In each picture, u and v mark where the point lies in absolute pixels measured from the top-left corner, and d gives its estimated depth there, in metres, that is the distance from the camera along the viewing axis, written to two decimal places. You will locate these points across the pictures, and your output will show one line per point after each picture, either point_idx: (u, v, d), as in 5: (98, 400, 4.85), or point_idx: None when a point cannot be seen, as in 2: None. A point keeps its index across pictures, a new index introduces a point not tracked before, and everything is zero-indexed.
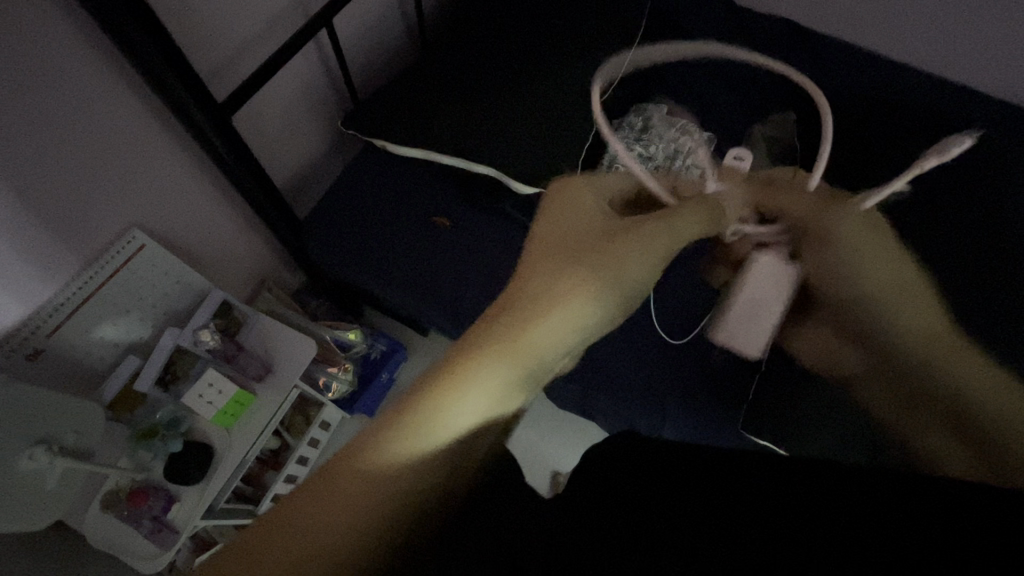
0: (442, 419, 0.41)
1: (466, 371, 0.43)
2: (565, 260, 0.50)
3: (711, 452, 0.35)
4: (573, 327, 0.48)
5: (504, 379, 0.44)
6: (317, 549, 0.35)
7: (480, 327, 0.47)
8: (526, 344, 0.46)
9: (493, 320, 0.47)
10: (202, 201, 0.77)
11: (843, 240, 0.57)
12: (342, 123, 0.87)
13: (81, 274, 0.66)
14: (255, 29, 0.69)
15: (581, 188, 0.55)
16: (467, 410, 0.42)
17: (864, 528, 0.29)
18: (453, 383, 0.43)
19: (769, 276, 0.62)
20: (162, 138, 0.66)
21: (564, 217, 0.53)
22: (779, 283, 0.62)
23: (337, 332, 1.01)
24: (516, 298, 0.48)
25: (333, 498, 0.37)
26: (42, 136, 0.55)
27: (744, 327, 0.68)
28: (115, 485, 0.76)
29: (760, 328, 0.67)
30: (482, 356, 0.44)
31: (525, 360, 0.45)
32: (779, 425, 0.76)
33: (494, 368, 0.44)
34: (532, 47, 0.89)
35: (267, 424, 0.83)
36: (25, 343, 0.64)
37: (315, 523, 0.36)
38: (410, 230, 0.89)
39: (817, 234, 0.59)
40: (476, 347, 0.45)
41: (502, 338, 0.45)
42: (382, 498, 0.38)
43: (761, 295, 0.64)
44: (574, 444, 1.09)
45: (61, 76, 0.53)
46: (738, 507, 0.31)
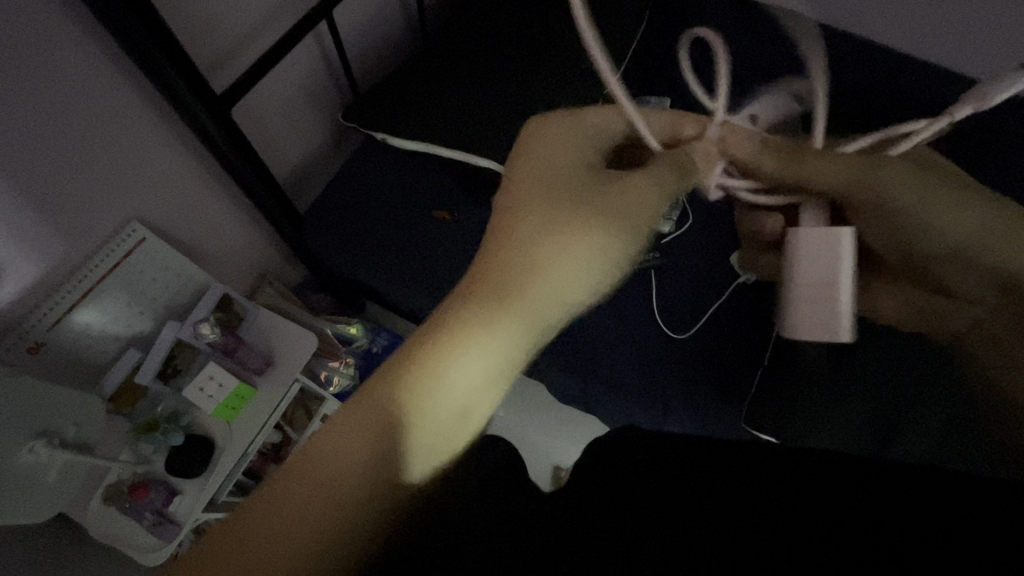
0: (441, 378, 0.44)
1: (461, 329, 0.46)
2: (551, 209, 0.50)
3: (699, 457, 0.35)
4: (576, 285, 0.50)
5: (502, 337, 0.46)
6: (302, 519, 0.38)
7: (473, 281, 0.48)
8: (523, 303, 0.47)
9: (486, 278, 0.48)
10: (202, 195, 0.76)
11: (895, 200, 0.52)
12: (343, 116, 0.86)
13: (80, 269, 0.66)
14: (255, 21, 0.68)
15: (559, 133, 0.52)
16: (468, 368, 0.45)
17: (881, 518, 0.29)
18: (453, 341, 0.45)
19: (822, 244, 0.51)
20: (162, 132, 0.66)
21: (542, 166, 0.52)
22: (829, 252, 0.51)
23: (339, 326, 1.03)
24: (495, 257, 0.49)
25: (340, 444, 0.41)
26: (39, 130, 0.54)
27: (817, 313, 0.51)
28: (117, 478, 0.76)
29: (836, 313, 0.51)
30: (478, 313, 0.46)
31: (521, 314, 0.47)
32: (784, 418, 0.73)
33: (491, 326, 0.46)
34: (534, 40, 0.89)
35: (267, 417, 0.82)
36: (26, 337, 0.64)
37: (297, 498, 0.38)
38: (410, 223, 0.88)
39: (867, 207, 0.53)
40: (472, 300, 0.47)
41: (490, 294, 0.47)
42: (373, 452, 0.41)
43: (817, 269, 0.51)
44: (577, 439, 1.09)
45: (60, 68, 0.53)
46: (726, 512, 0.31)
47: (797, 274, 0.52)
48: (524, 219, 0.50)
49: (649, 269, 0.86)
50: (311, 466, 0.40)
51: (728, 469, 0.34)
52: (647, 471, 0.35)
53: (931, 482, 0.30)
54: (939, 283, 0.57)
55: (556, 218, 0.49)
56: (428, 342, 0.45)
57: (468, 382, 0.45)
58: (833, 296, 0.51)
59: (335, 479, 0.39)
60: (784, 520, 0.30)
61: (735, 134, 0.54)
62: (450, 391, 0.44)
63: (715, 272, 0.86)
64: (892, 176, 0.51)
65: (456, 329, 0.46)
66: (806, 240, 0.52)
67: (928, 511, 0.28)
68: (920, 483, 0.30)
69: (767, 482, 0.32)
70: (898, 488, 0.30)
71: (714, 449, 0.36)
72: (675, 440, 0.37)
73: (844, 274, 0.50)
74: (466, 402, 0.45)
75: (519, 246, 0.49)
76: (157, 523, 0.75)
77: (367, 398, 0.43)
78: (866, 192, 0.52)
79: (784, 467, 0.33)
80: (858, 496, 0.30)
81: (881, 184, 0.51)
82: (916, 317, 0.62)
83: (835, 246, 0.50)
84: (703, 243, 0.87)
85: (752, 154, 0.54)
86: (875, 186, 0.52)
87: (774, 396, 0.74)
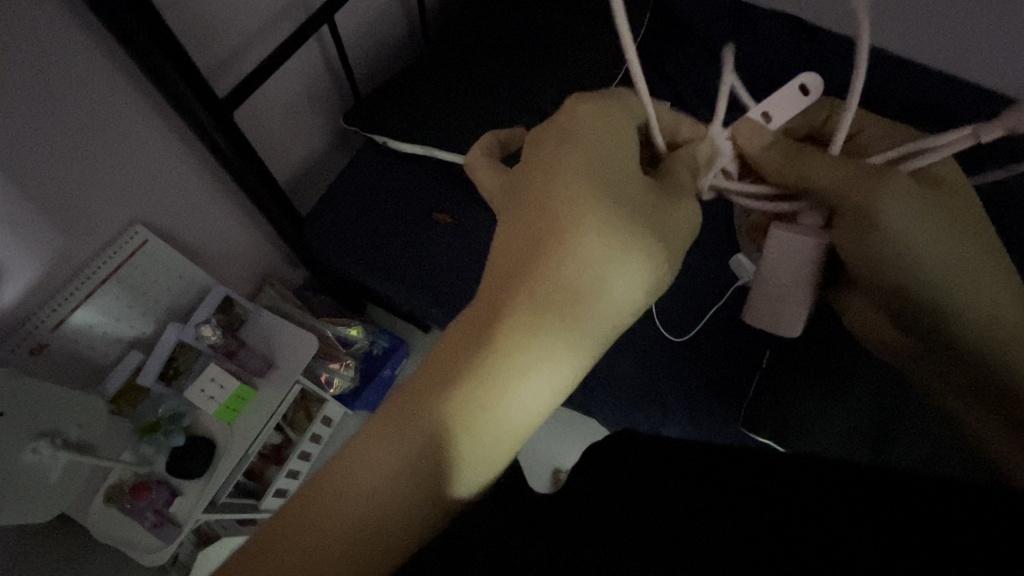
0: (478, 406, 0.39)
1: (509, 345, 0.40)
2: (584, 200, 0.42)
3: (700, 461, 0.36)
4: (616, 307, 0.42)
5: (556, 361, 0.41)
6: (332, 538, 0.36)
7: (503, 291, 0.42)
8: (576, 323, 0.41)
9: (530, 284, 0.41)
10: (203, 198, 0.77)
11: (886, 222, 0.47)
12: (344, 121, 0.87)
13: (82, 271, 0.67)
14: (256, 25, 0.69)
15: (597, 113, 0.44)
16: (516, 392, 0.40)
17: (877, 524, 0.29)
18: (506, 352, 0.40)
19: (793, 250, 0.52)
20: (164, 135, 0.66)
21: (576, 149, 0.43)
22: (807, 251, 0.52)
23: (338, 327, 1.03)
24: (536, 258, 0.42)
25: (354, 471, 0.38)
26: (43, 133, 0.55)
27: (773, 308, 0.57)
28: (119, 479, 0.77)
29: (793, 310, 0.56)
30: (526, 326, 0.40)
31: (568, 330, 0.41)
32: (783, 425, 0.73)
33: (541, 337, 0.41)
34: (534, 44, 0.89)
35: (268, 419, 0.82)
36: (29, 338, 0.65)
37: (327, 513, 0.37)
38: (410, 225, 0.89)
39: (851, 216, 0.48)
40: (516, 312, 0.41)
41: (531, 302, 0.41)
42: (397, 482, 0.37)
43: (782, 272, 0.54)
44: (576, 442, 1.09)
45: (64, 72, 0.54)
46: (722, 515, 0.32)
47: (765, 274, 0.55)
48: (563, 214, 0.42)
49: None
50: (335, 487, 0.37)
51: (726, 472, 0.34)
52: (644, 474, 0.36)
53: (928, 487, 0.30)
54: (903, 317, 0.53)
55: (593, 216, 0.41)
56: (471, 360, 0.40)
57: (514, 412, 0.40)
58: (792, 297, 0.56)
59: (348, 512, 0.37)
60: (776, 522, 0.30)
61: (747, 129, 0.52)
62: (493, 417, 0.40)
63: (714, 275, 0.86)
64: (892, 191, 0.46)
65: (502, 342, 0.40)
66: (778, 245, 0.53)
67: (924, 517, 0.29)
68: (917, 488, 0.30)
69: (762, 487, 0.32)
70: (893, 492, 0.30)
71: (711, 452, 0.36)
72: (669, 442, 0.38)
73: (807, 278, 0.53)
74: (506, 437, 0.40)
75: (559, 251, 0.41)
76: (159, 524, 0.76)
77: (398, 421, 0.39)
78: (855, 205, 0.47)
79: (777, 470, 0.33)
80: (853, 502, 0.30)
81: (875, 202, 0.46)
82: (891, 341, 0.58)
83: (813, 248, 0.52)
84: (702, 246, 0.87)
85: (760, 149, 0.51)
86: (868, 200, 0.46)
87: (774, 400, 0.74)
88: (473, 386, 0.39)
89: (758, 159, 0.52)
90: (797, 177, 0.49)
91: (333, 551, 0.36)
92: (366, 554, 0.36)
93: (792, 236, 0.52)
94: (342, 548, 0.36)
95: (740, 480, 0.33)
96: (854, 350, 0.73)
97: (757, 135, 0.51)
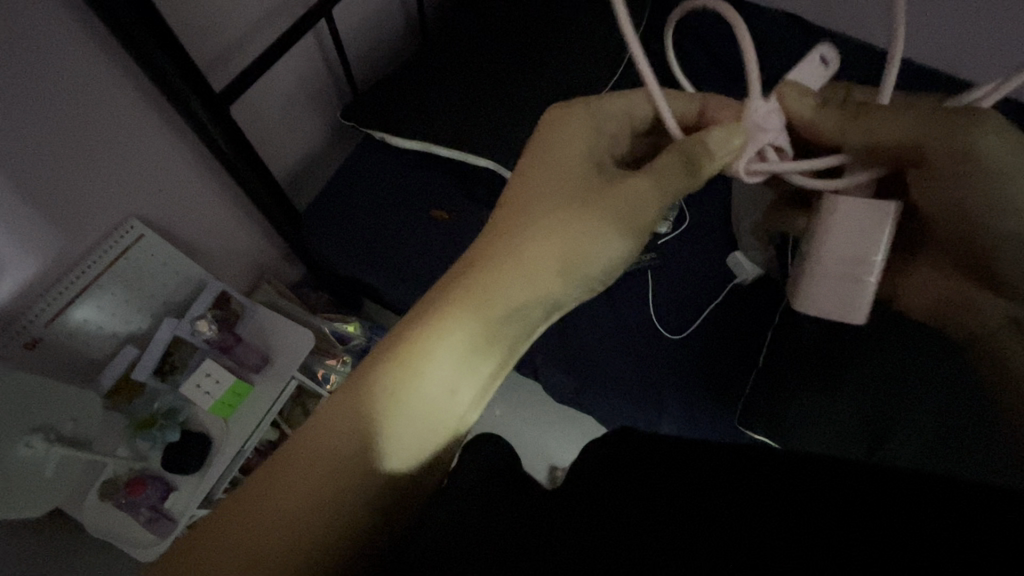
0: (416, 385, 0.44)
1: (442, 329, 0.46)
2: (541, 199, 0.50)
3: (699, 449, 0.32)
4: (567, 281, 0.50)
5: (472, 331, 0.46)
6: (304, 501, 0.38)
7: (451, 283, 0.48)
8: (502, 297, 0.48)
9: (480, 276, 0.48)
10: (200, 192, 0.77)
11: (986, 166, 0.47)
12: (341, 115, 0.86)
13: (78, 265, 0.66)
14: (254, 20, 0.68)
15: (568, 122, 0.51)
16: (441, 359, 0.45)
17: (897, 520, 0.26)
18: (440, 332, 0.46)
19: (858, 219, 0.49)
20: (161, 130, 0.66)
21: (548, 154, 0.51)
22: (875, 220, 0.48)
23: (335, 324, 1.03)
24: (483, 248, 0.49)
25: (334, 433, 0.41)
26: (39, 127, 0.55)
27: (840, 291, 0.51)
28: (112, 475, 0.76)
29: (860, 292, 0.51)
30: (449, 312, 0.46)
31: (501, 308, 0.48)
32: (776, 421, 0.74)
33: (474, 314, 0.47)
34: (533, 42, 0.89)
35: (265, 415, 0.82)
36: (24, 332, 0.64)
37: (301, 481, 0.39)
38: (408, 222, 0.89)
39: (946, 163, 0.48)
40: (457, 299, 0.47)
41: (452, 288, 0.48)
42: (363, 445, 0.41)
43: (845, 243, 0.49)
44: (573, 438, 1.10)
45: (61, 65, 0.53)
46: (724, 508, 0.28)
47: (829, 247, 0.50)
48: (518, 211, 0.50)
49: (646, 270, 0.86)
50: (304, 453, 0.40)
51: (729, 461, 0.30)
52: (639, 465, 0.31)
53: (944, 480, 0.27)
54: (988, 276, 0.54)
55: (546, 212, 0.49)
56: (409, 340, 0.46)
57: (441, 375, 0.45)
58: (861, 276, 0.50)
59: (327, 470, 0.40)
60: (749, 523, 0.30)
61: (792, 93, 0.50)
62: (422, 383, 0.44)
63: (712, 273, 0.86)
64: (984, 137, 0.46)
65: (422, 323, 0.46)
66: (840, 214, 0.49)
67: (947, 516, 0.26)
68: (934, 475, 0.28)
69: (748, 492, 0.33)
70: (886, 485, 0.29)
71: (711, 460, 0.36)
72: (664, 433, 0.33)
73: (872, 250, 0.49)
74: (441, 400, 0.45)
75: (508, 240, 0.49)
76: (154, 519, 0.75)
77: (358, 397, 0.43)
78: (949, 151, 0.47)
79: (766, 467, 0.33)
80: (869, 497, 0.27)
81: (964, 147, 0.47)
82: (962, 304, 0.58)
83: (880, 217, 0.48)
84: (700, 244, 0.87)
85: (808, 113, 0.50)
86: (962, 149, 0.47)
87: (771, 398, 0.75)
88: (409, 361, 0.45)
89: (809, 123, 0.50)
90: (862, 133, 0.49)
91: (312, 510, 0.38)
92: (344, 509, 0.39)
93: (855, 205, 0.49)
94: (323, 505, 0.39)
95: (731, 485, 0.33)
96: (851, 349, 0.74)
97: (804, 99, 0.50)
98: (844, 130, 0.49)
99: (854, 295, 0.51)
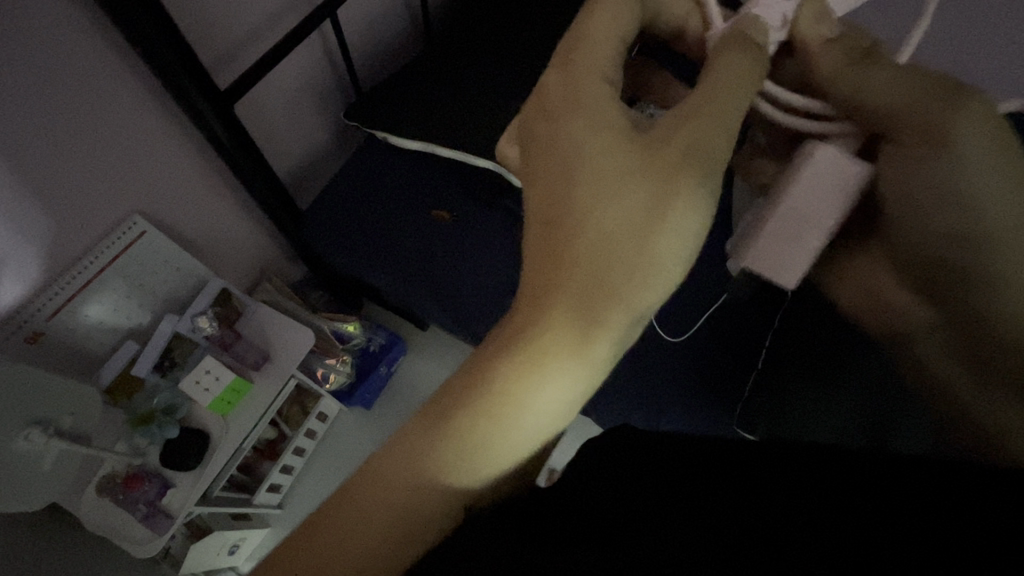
0: (510, 398, 0.39)
1: (535, 342, 0.40)
2: (605, 172, 0.41)
3: (708, 444, 0.35)
4: (648, 278, 0.41)
5: (566, 338, 0.40)
6: (342, 555, 0.36)
7: (540, 277, 0.41)
8: (609, 319, 0.40)
9: (562, 275, 0.40)
10: (203, 189, 0.77)
11: (953, 150, 0.43)
12: (346, 115, 0.87)
13: (81, 260, 0.67)
14: (260, 19, 0.69)
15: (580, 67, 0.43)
16: (540, 390, 0.39)
17: (888, 516, 0.27)
18: (529, 341, 0.40)
19: (829, 172, 0.45)
20: (166, 127, 0.67)
21: (581, 115, 0.42)
22: (848, 180, 0.45)
23: (336, 323, 1.00)
24: (562, 248, 0.41)
25: (393, 455, 0.39)
26: (46, 122, 0.55)
27: (777, 248, 0.47)
28: (111, 470, 0.77)
29: (801, 253, 0.46)
30: (540, 316, 0.40)
31: (592, 311, 0.40)
32: (775, 422, 0.73)
33: (564, 321, 0.40)
34: (536, 44, 0.89)
35: (263, 413, 0.83)
36: (25, 325, 0.65)
37: (339, 530, 0.37)
38: (410, 221, 0.89)
39: (912, 141, 0.44)
40: (553, 302, 0.40)
41: (545, 310, 0.40)
42: (396, 484, 0.38)
43: (807, 195, 0.45)
44: (571, 442, 1.10)
45: (69, 61, 0.54)
46: (727, 519, 0.29)
47: (792, 198, 0.46)
48: (579, 189, 0.41)
49: None
50: (347, 494, 0.38)
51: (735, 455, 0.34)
52: (652, 473, 0.34)
53: (932, 477, 0.29)
54: (936, 287, 0.52)
55: (633, 179, 0.40)
56: (507, 356, 0.40)
57: (532, 414, 0.40)
58: (809, 236, 0.46)
59: (383, 490, 0.37)
60: (780, 520, 0.29)
61: (807, 19, 0.46)
62: (513, 413, 0.39)
63: (713, 276, 0.86)
64: (964, 109, 0.42)
65: (517, 348, 0.40)
66: (812, 161, 0.45)
67: (944, 524, 0.26)
68: (907, 472, 0.29)
69: (767, 485, 0.31)
70: (903, 485, 0.29)
71: (677, 450, 0.35)
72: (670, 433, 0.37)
73: (834, 208, 0.45)
74: (533, 435, 0.40)
75: (586, 228, 0.40)
76: (150, 515, 0.75)
77: (425, 425, 0.40)
78: (920, 126, 0.43)
79: (769, 459, 0.33)
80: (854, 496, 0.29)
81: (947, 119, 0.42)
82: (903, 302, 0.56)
83: (850, 176, 0.45)
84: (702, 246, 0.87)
85: (818, 43, 0.46)
86: (942, 116, 0.43)
87: (772, 396, 0.74)
88: (504, 368, 0.40)
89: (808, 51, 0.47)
90: (849, 83, 0.45)
91: (352, 553, 0.36)
92: (376, 559, 0.36)
93: (833, 153, 0.45)
94: (379, 535, 0.36)
95: (742, 483, 0.31)
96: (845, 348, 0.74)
97: (818, 28, 0.46)
98: (837, 75, 0.45)
99: (797, 256, 0.46)
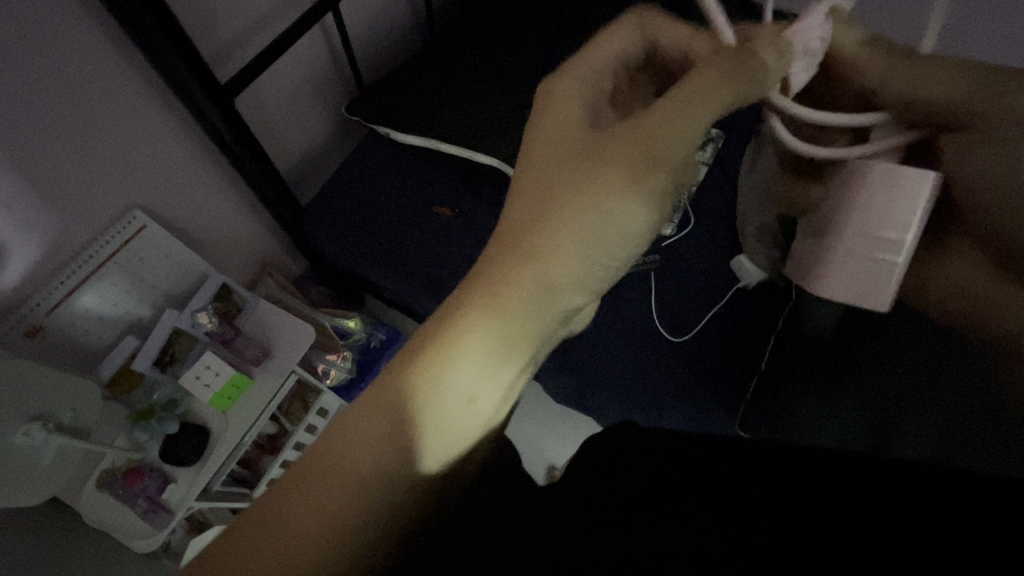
0: (442, 380, 0.40)
1: (471, 325, 0.42)
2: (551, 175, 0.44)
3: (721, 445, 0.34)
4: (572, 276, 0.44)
5: (497, 334, 0.42)
6: (322, 547, 0.35)
7: (488, 257, 0.44)
8: (537, 307, 0.43)
9: (494, 263, 0.43)
10: (203, 184, 0.76)
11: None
12: (347, 110, 0.86)
13: (80, 254, 0.66)
14: (260, 12, 0.68)
15: (568, 73, 0.47)
16: (476, 372, 0.41)
17: (891, 527, 0.28)
18: (469, 325, 0.42)
19: (889, 186, 0.47)
20: (166, 121, 0.66)
21: (555, 112, 0.46)
22: (908, 195, 0.46)
23: (337, 318, 1.02)
24: (502, 240, 0.44)
25: (358, 443, 0.38)
26: (43, 115, 0.55)
27: (855, 268, 0.50)
28: (111, 464, 0.77)
29: (879, 270, 0.49)
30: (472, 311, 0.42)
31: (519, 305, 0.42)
32: (777, 422, 0.73)
33: (500, 310, 0.42)
34: (540, 38, 0.88)
35: (265, 408, 0.82)
36: (25, 320, 0.65)
37: (319, 518, 0.36)
38: (410, 218, 0.88)
39: (995, 130, 0.44)
40: (484, 282, 0.43)
41: (500, 297, 0.42)
42: (370, 476, 0.37)
43: (870, 216, 0.48)
44: (572, 438, 1.09)
45: (66, 54, 0.53)
46: (728, 522, 0.30)
47: (854, 218, 0.49)
48: (528, 178, 0.46)
49: (649, 271, 0.85)
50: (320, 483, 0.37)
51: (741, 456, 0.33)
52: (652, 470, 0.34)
53: (941, 486, 0.29)
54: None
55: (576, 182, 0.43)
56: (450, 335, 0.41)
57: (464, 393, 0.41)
58: (885, 254, 0.48)
59: (371, 486, 0.37)
60: (784, 527, 0.29)
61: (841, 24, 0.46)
62: (442, 394, 0.40)
63: (715, 275, 0.85)
64: None
65: (467, 315, 0.42)
66: (868, 177, 0.47)
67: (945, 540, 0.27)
68: (909, 475, 0.30)
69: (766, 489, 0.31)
70: (910, 490, 0.29)
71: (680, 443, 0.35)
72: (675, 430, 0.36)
73: (909, 226, 0.47)
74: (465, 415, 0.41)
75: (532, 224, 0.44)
76: (151, 509, 0.75)
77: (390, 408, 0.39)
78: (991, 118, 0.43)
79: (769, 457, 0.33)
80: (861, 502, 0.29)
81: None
82: (989, 295, 0.53)
83: (916, 193, 0.46)
84: (705, 246, 0.87)
85: (857, 47, 0.46)
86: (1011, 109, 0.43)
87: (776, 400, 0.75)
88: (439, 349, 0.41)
89: (850, 62, 0.47)
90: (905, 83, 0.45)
91: (327, 544, 0.35)
92: (353, 549, 0.36)
93: (886, 168, 0.47)
94: (356, 525, 0.36)
95: (740, 484, 0.32)
96: (870, 349, 0.73)
97: (852, 32, 0.46)
98: (887, 76, 0.46)
99: (875, 275, 0.49)
